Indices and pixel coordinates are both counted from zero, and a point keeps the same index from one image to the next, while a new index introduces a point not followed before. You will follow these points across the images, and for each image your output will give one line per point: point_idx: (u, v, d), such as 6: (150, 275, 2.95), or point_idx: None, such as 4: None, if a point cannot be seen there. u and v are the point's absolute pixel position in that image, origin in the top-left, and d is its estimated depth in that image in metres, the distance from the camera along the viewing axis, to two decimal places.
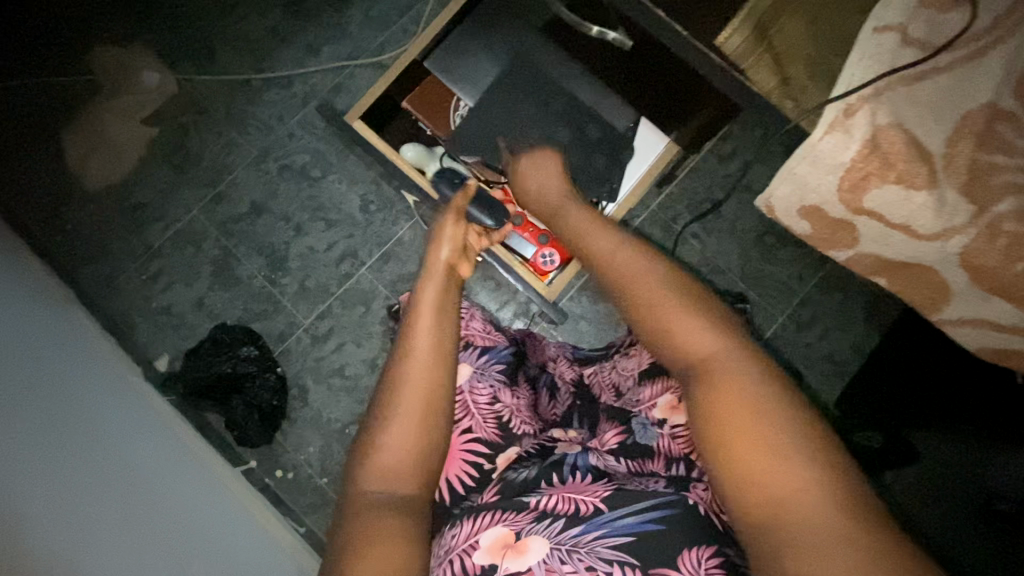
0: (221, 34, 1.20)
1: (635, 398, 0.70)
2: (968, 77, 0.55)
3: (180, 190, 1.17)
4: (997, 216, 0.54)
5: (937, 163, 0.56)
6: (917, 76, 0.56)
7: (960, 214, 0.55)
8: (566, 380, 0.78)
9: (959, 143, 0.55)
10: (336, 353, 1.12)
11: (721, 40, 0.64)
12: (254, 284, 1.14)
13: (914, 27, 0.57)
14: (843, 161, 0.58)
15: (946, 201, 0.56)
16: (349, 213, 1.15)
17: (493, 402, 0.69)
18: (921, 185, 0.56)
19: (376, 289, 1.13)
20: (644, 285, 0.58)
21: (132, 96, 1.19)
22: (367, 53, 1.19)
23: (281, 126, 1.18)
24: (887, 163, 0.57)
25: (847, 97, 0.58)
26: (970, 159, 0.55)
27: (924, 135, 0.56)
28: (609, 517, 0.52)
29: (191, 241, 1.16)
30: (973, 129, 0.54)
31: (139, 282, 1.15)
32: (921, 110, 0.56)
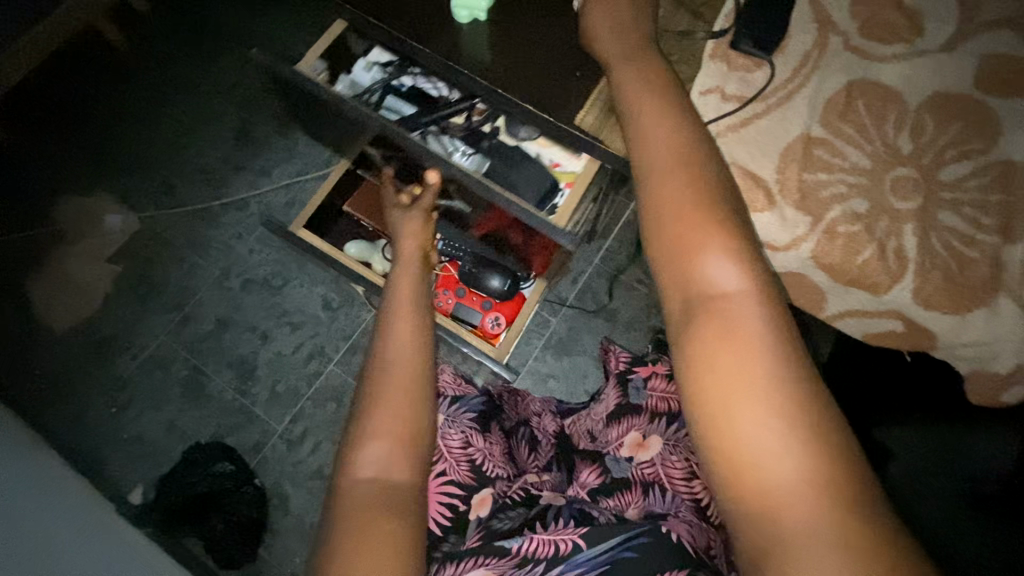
0: (178, 171, 1.31)
1: (604, 440, 0.76)
2: (782, 117, 0.64)
3: (146, 319, 1.21)
4: (831, 222, 0.61)
5: (774, 187, 0.63)
6: (743, 121, 0.64)
7: (801, 225, 0.62)
8: (547, 432, 0.81)
9: (787, 169, 0.63)
10: (313, 454, 1.12)
11: (578, 118, 0.70)
12: (224, 398, 1.16)
13: (730, 86, 0.65)
14: None
15: (788, 216, 0.62)
16: (312, 313, 1.20)
17: (466, 446, 0.71)
18: (762, 208, 0.62)
19: (347, 382, 1.16)
20: (679, 202, 0.47)
21: (93, 238, 1.26)
22: (316, 167, 1.31)
23: (240, 244, 1.26)
24: None
25: None
26: (799, 181, 0.62)
27: (758, 168, 0.63)
28: (587, 555, 0.51)
29: (160, 365, 1.18)
30: (795, 157, 0.63)
31: (108, 414, 1.16)
32: (751, 148, 0.64)
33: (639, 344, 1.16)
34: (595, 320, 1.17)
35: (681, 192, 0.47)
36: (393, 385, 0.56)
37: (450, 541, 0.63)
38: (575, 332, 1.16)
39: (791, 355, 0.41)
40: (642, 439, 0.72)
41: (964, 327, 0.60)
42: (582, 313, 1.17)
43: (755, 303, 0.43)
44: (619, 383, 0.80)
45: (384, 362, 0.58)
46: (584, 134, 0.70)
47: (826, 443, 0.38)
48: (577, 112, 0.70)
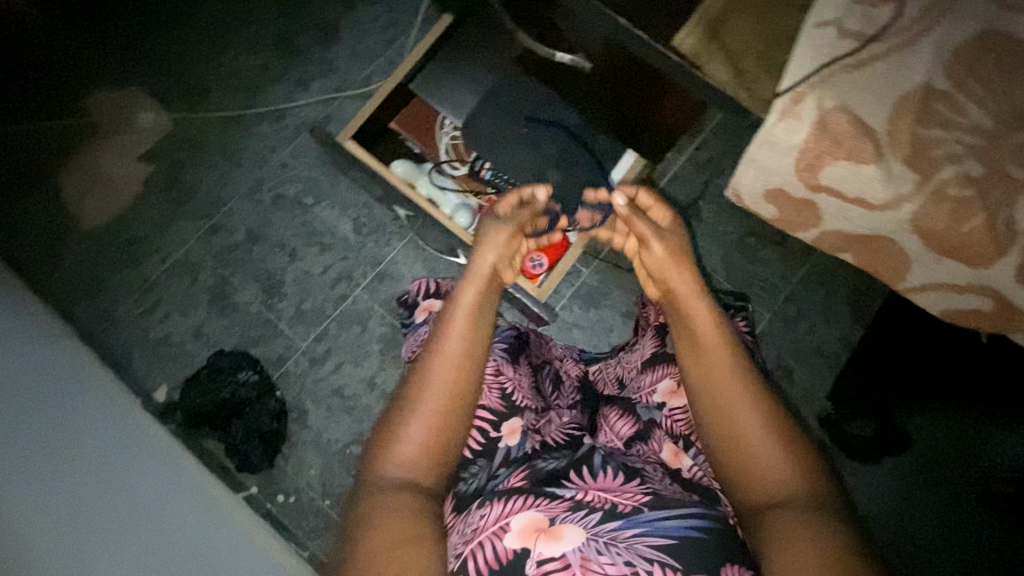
0: (215, 75, 1.27)
1: (637, 386, 0.75)
2: (901, 63, 0.58)
3: (176, 223, 1.20)
4: (941, 182, 0.58)
5: (883, 139, 0.58)
6: (857, 64, 0.58)
7: (907, 183, 0.59)
8: (570, 375, 0.82)
9: (900, 120, 0.58)
10: (334, 373, 1.13)
11: (677, 40, 0.64)
12: (251, 310, 1.16)
13: (850, 22, 0.59)
14: (796, 142, 0.62)
15: (895, 171, 0.59)
16: (342, 236, 1.18)
17: (498, 374, 0.70)
18: (868, 159, 0.59)
19: (373, 308, 1.15)
20: (722, 378, 0.59)
21: (127, 135, 1.24)
22: (356, 85, 1.26)
23: (275, 157, 1.23)
24: (836, 141, 0.60)
25: (793, 87, 0.60)
26: (911, 134, 0.58)
27: (866, 114, 0.58)
28: (650, 517, 0.51)
29: (189, 271, 1.18)
30: (909, 109, 0.58)
31: (136, 313, 1.17)
32: (861, 94, 0.58)
33: None
34: (629, 275, 1.14)
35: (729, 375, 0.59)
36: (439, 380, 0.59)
37: (480, 465, 0.65)
38: (606, 284, 1.14)
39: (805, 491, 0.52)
40: (677, 386, 0.71)
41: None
42: (614, 268, 1.14)
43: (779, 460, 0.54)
44: (657, 332, 0.79)
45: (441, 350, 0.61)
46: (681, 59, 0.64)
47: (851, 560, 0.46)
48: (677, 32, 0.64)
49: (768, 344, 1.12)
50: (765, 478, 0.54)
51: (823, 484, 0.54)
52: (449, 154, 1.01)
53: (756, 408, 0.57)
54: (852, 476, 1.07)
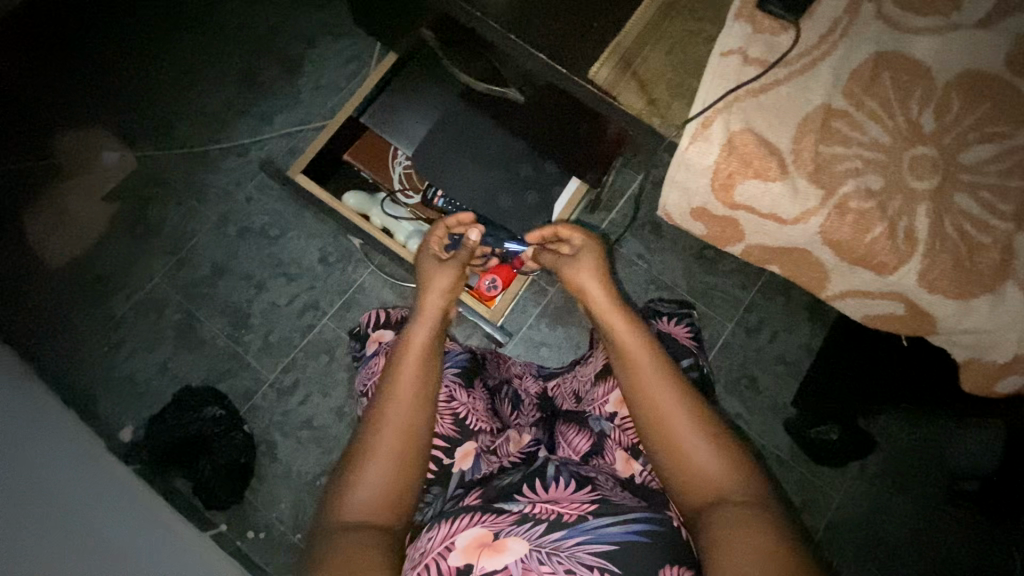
0: (181, 112, 1.29)
1: (590, 398, 0.75)
2: (802, 88, 0.63)
3: (142, 259, 1.20)
4: (843, 196, 0.61)
5: (787, 157, 0.62)
6: (761, 88, 0.63)
7: (811, 199, 0.61)
8: (529, 394, 0.84)
9: (802, 140, 0.62)
10: (303, 404, 1.13)
11: (591, 72, 0.67)
12: (217, 344, 1.16)
13: (753, 50, 0.64)
14: (708, 165, 0.64)
15: (800, 188, 0.62)
16: (309, 267, 1.19)
17: (449, 400, 0.71)
18: (774, 178, 0.62)
19: (340, 337, 1.15)
20: (655, 389, 0.60)
21: (91, 175, 1.24)
22: (320, 118, 1.28)
23: (240, 191, 1.24)
24: (745, 162, 0.63)
25: (703, 113, 0.64)
26: (814, 152, 0.62)
27: (772, 137, 0.62)
28: (593, 524, 0.53)
29: (155, 307, 1.18)
30: (811, 129, 0.62)
31: (102, 352, 1.16)
32: (768, 117, 0.63)
33: None
34: None
35: (660, 386, 0.60)
36: (390, 419, 0.60)
37: (434, 493, 0.66)
38: (571, 302, 1.15)
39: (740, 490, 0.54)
40: None
41: (972, 314, 0.60)
42: None
43: (713, 465, 0.55)
44: None
45: (389, 388, 0.62)
46: (595, 89, 0.68)
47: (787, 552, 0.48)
48: (592, 64, 0.68)
49: (732, 354, 1.14)
50: (703, 481, 0.55)
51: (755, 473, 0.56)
52: (403, 183, 1.02)
53: (689, 414, 0.58)
54: (819, 480, 1.09)
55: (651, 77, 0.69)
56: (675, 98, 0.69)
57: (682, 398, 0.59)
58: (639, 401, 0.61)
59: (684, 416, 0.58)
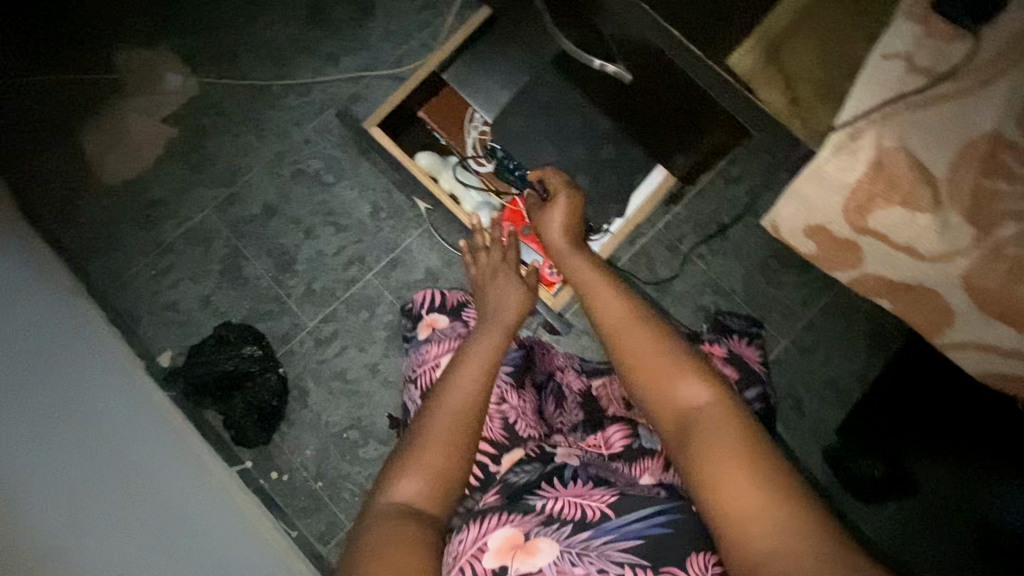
0: (246, 41, 1.25)
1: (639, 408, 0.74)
2: (965, 109, 0.58)
3: (194, 189, 1.19)
4: (1002, 239, 0.58)
5: (943, 188, 0.59)
6: (916, 105, 0.59)
7: (964, 237, 0.60)
8: (572, 390, 0.79)
9: (963, 168, 0.58)
10: (338, 356, 1.12)
11: (732, 59, 0.60)
12: (261, 284, 1.15)
13: (919, 58, 0.59)
14: (848, 181, 0.62)
15: (952, 223, 0.60)
16: (359, 219, 1.17)
17: (500, 403, 0.73)
18: (925, 208, 0.60)
19: (382, 295, 1.14)
20: (629, 338, 0.64)
21: (152, 96, 1.23)
22: (386, 65, 1.23)
23: (298, 131, 1.21)
24: (893, 185, 0.61)
25: (853, 122, 0.60)
26: (975, 184, 0.58)
27: (928, 159, 0.59)
28: (614, 522, 0.53)
29: (203, 239, 1.18)
30: (975, 154, 0.58)
31: (148, 276, 1.16)
32: (925, 136, 0.59)
33: (685, 321, 1.10)
34: (645, 288, 1.11)
35: (634, 334, 0.64)
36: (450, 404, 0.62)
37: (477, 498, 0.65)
38: None
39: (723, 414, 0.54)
40: None
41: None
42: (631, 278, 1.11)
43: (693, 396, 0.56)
44: None
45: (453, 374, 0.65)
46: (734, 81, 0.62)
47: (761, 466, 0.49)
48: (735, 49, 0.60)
49: (781, 371, 1.09)
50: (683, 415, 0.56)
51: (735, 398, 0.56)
52: (476, 149, 1.00)
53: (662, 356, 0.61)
54: (848, 511, 1.04)
55: (799, 73, 0.62)
56: (821, 100, 0.64)
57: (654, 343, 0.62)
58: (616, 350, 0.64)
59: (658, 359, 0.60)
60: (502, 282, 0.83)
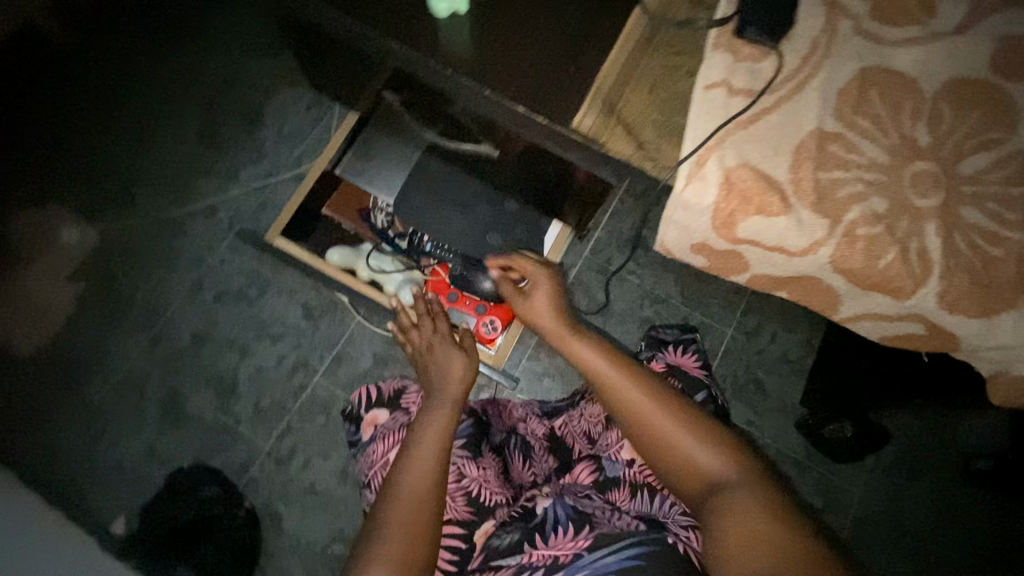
0: (140, 178, 1.24)
1: (604, 443, 0.76)
2: (793, 112, 0.62)
3: (115, 338, 1.15)
4: (850, 223, 0.60)
5: (788, 189, 0.61)
6: (752, 117, 0.62)
7: (819, 228, 0.60)
8: (537, 436, 0.81)
9: (801, 168, 0.61)
10: (304, 470, 1.08)
11: (575, 123, 0.70)
12: (207, 418, 1.10)
13: (737, 80, 0.64)
14: (707, 204, 0.62)
15: (805, 220, 0.60)
16: (293, 324, 1.14)
17: (460, 479, 0.73)
18: (779, 211, 0.60)
19: (334, 394, 1.11)
20: (639, 401, 0.67)
21: (50, 257, 1.18)
22: (287, 168, 1.24)
23: (212, 253, 1.20)
24: (746, 198, 0.61)
25: (697, 151, 0.62)
26: (814, 180, 0.60)
27: (770, 167, 0.61)
28: (587, 560, 0.56)
29: (136, 387, 1.12)
30: (809, 155, 0.61)
31: (84, 442, 1.10)
32: (763, 148, 0.62)
33: (634, 338, 1.13)
34: (588, 317, 1.13)
35: (643, 402, 0.67)
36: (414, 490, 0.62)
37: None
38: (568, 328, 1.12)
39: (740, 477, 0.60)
40: None
41: (990, 331, 0.59)
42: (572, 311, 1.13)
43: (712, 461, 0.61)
44: None
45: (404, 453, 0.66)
46: (576, 137, 0.70)
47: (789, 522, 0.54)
48: (574, 116, 0.70)
49: (735, 361, 1.13)
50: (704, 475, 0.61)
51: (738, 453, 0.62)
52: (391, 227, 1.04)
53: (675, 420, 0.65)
54: (832, 492, 1.09)
55: (638, 122, 0.71)
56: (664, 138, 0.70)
57: (665, 406, 0.66)
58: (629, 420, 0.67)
59: (674, 425, 0.64)
60: (440, 353, 0.85)
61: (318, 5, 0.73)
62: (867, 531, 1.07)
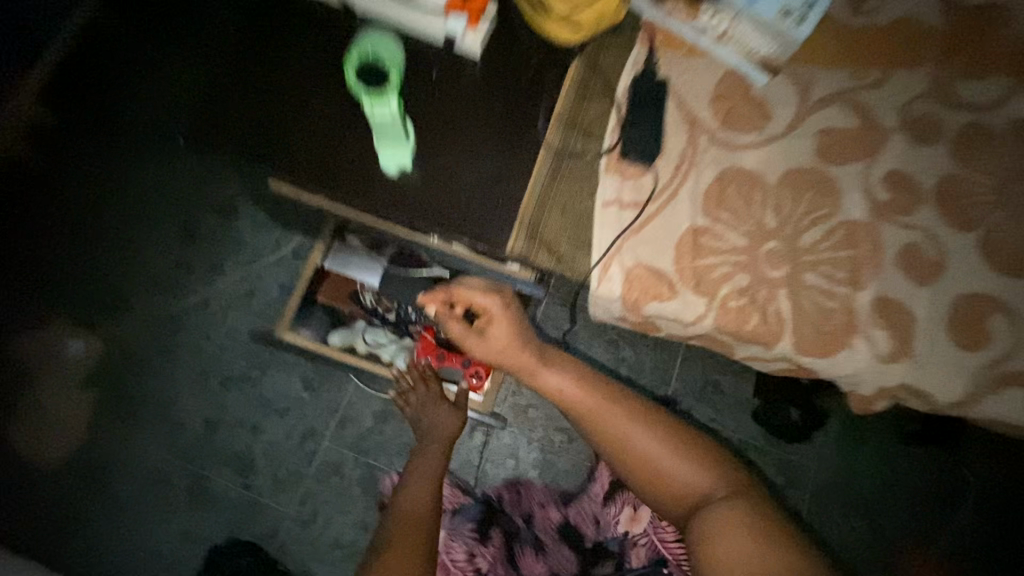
0: (132, 283, 1.34)
1: (607, 518, 1.09)
2: (672, 213, 0.75)
3: (134, 436, 1.25)
4: (723, 297, 0.73)
5: (674, 277, 0.73)
6: (642, 224, 0.75)
7: (700, 304, 0.73)
8: (549, 520, 1.10)
9: (681, 260, 0.74)
10: (328, 527, 1.20)
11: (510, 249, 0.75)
12: (232, 496, 1.21)
13: (625, 194, 0.76)
14: (615, 295, 0.74)
15: (689, 300, 0.73)
16: (296, 397, 1.26)
17: (470, 557, 1.04)
18: (669, 296, 0.73)
19: (344, 454, 1.23)
20: (629, 422, 0.82)
21: (60, 372, 1.28)
22: (266, 253, 1.36)
23: (211, 343, 1.30)
24: (644, 289, 0.73)
25: (600, 260, 0.74)
26: (693, 267, 0.73)
27: (658, 262, 0.74)
28: None
29: (161, 478, 1.23)
30: (686, 248, 0.74)
31: (122, 536, 1.20)
32: (651, 249, 0.74)
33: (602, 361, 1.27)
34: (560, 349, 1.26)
35: (632, 429, 0.81)
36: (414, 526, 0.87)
37: None
38: None
39: (719, 482, 0.78)
40: (634, 513, 1.08)
41: (835, 364, 0.73)
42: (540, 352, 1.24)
43: (694, 474, 0.79)
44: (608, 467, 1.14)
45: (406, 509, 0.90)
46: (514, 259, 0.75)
47: (759, 522, 0.72)
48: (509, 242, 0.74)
49: (693, 367, 1.28)
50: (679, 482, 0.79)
51: (722, 468, 0.80)
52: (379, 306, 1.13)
53: (652, 436, 0.81)
54: (792, 467, 1.23)
55: (555, 237, 0.76)
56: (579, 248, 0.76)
57: (645, 423, 0.82)
58: (616, 446, 0.82)
59: (653, 442, 0.81)
60: (437, 411, 1.07)
61: (254, 165, 0.79)
62: (825, 496, 1.22)
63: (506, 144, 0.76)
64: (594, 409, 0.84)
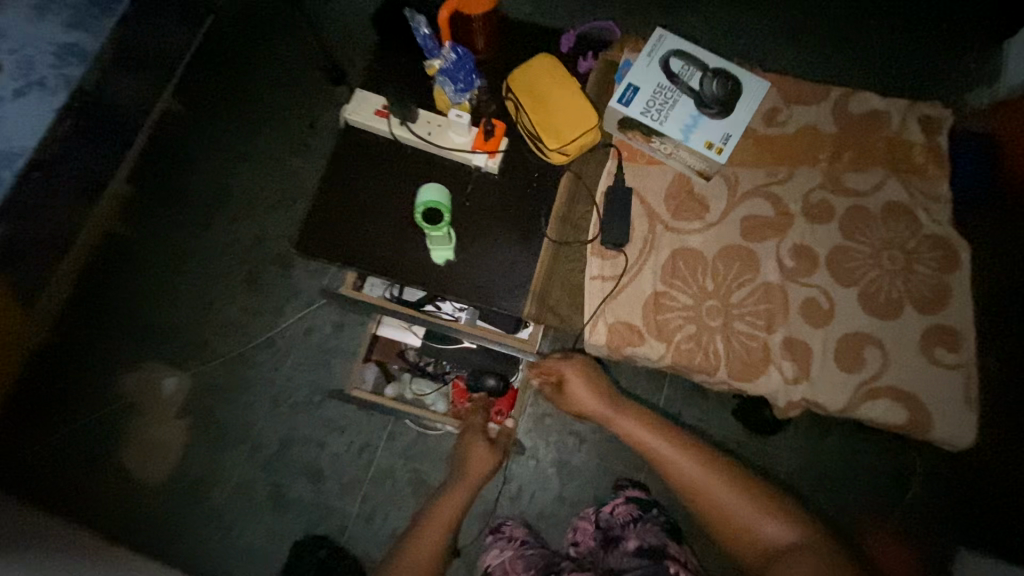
0: (211, 328, 1.62)
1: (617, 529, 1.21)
2: (638, 286, 1.11)
3: (223, 454, 1.53)
4: (675, 340, 1.08)
5: (642, 328, 1.09)
6: (616, 293, 1.10)
7: (660, 347, 1.08)
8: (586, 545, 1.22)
9: (645, 317, 1.09)
10: (386, 522, 1.46)
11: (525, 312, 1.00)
12: (306, 499, 1.49)
13: (606, 272, 1.11)
14: (601, 341, 1.09)
15: (654, 345, 1.08)
16: (353, 416, 1.53)
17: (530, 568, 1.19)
18: (638, 342, 1.08)
19: (395, 462, 1.50)
20: (713, 481, 1.03)
21: (159, 405, 1.56)
22: (320, 297, 1.63)
23: (280, 374, 1.58)
24: (621, 337, 1.09)
25: (589, 320, 1.10)
26: (655, 321, 1.09)
27: (629, 319, 1.10)
28: None
29: (248, 487, 1.50)
30: (649, 308, 1.10)
31: (220, 537, 1.47)
32: (625, 310, 1.10)
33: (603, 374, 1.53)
34: None
35: (715, 486, 1.03)
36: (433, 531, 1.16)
37: None
38: None
39: (795, 532, 0.95)
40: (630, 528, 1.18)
41: (758, 384, 1.08)
42: None
43: (775, 528, 0.97)
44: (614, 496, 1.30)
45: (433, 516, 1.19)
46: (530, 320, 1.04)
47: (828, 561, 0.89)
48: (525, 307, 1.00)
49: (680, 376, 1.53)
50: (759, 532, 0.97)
51: (800, 521, 0.97)
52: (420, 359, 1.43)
53: (733, 490, 1.02)
54: (770, 456, 1.48)
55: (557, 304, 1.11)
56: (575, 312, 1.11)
57: (728, 483, 1.02)
58: (699, 499, 1.03)
59: (734, 496, 1.01)
60: (472, 440, 1.36)
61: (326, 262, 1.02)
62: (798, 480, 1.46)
63: (515, 238, 1.02)
64: (680, 470, 1.06)
